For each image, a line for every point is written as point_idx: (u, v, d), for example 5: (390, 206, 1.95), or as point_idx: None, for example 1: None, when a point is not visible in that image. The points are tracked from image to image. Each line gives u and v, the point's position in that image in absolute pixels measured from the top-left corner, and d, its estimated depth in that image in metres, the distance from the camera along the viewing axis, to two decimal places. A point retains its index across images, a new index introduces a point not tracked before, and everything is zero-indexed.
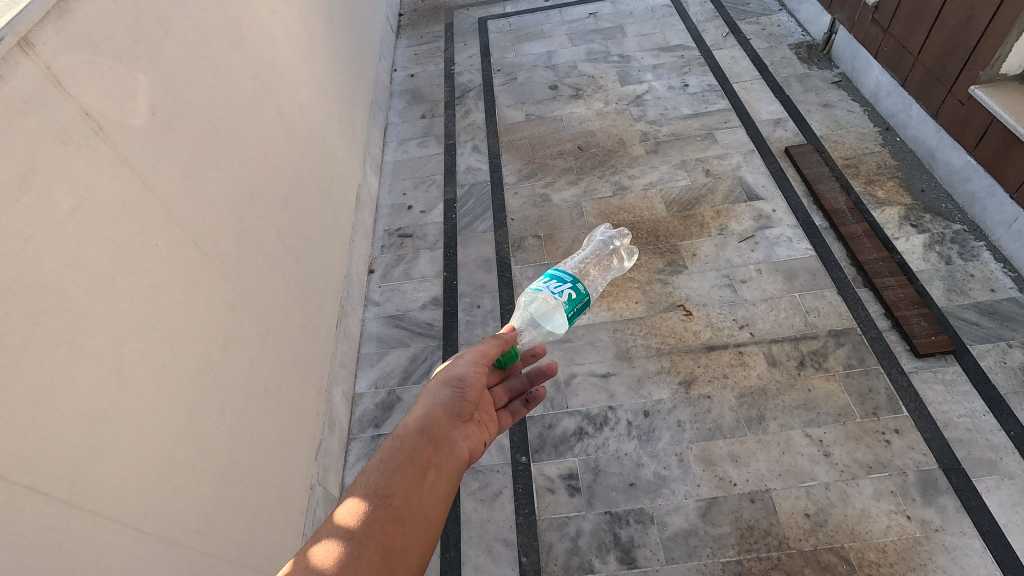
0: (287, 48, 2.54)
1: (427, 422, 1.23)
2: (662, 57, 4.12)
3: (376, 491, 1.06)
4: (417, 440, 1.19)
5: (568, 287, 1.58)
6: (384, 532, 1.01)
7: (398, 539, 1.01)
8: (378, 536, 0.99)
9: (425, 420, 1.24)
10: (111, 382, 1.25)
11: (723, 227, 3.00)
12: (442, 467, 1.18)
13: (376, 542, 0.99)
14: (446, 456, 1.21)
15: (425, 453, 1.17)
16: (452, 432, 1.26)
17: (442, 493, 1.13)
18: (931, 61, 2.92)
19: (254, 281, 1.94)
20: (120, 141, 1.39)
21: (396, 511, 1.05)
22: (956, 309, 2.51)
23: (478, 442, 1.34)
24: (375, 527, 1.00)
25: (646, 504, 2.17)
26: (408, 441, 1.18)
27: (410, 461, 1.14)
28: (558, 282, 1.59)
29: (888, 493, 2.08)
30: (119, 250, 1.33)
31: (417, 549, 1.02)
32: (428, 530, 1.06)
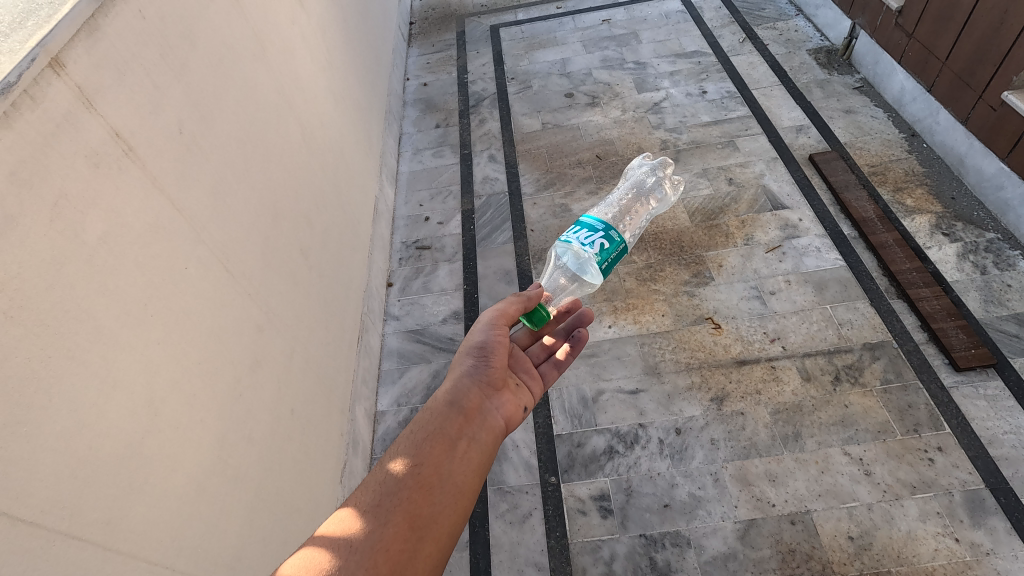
0: (307, 59, 2.49)
1: (458, 396, 1.35)
2: (678, 63, 4.07)
3: (407, 461, 1.18)
4: (447, 415, 1.31)
5: (600, 234, 1.55)
6: (412, 499, 1.11)
7: (428, 504, 1.12)
8: (409, 502, 1.10)
9: (455, 394, 1.36)
10: (144, 415, 1.19)
11: (749, 236, 2.94)
12: (473, 438, 1.28)
13: (405, 507, 1.09)
14: (478, 427, 1.32)
15: (455, 426, 1.29)
16: (483, 405, 1.37)
17: (472, 461, 1.24)
18: (960, 66, 2.87)
19: (280, 301, 1.88)
20: (150, 161, 1.34)
21: (426, 478, 1.16)
22: (994, 321, 2.44)
23: (516, 409, 1.44)
24: (405, 493, 1.12)
25: (682, 526, 2.10)
26: (440, 416, 1.31)
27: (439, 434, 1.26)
28: (590, 232, 1.55)
29: (934, 514, 2.01)
30: (150, 275, 1.28)
31: (447, 514, 1.12)
32: (458, 496, 1.16)
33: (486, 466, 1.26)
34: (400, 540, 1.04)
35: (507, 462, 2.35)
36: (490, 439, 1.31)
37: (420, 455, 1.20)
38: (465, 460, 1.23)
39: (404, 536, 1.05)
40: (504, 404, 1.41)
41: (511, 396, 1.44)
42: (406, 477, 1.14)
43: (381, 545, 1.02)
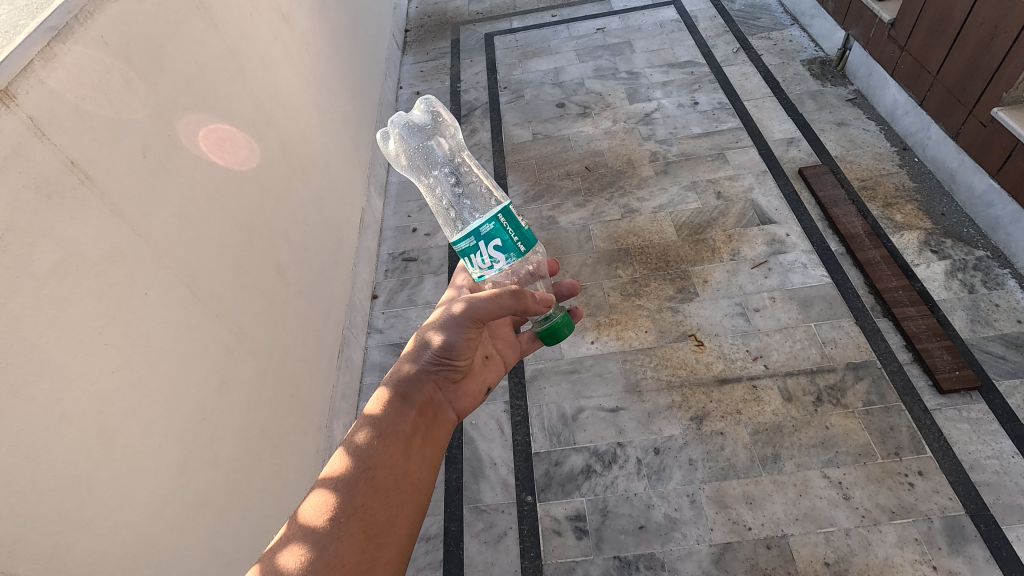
0: (289, 74, 2.49)
1: (411, 389, 1.30)
2: (671, 73, 4.04)
3: (359, 464, 1.15)
4: (400, 409, 1.26)
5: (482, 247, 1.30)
6: (368, 506, 1.09)
7: (384, 510, 1.11)
8: (364, 510, 1.09)
9: (409, 386, 1.30)
10: (96, 446, 1.20)
11: (735, 252, 2.91)
12: (426, 433, 1.27)
13: (362, 515, 1.08)
14: (430, 421, 1.31)
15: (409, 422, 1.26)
16: (436, 396, 1.35)
17: (426, 458, 1.24)
18: (952, 81, 2.82)
19: (253, 320, 1.88)
20: (109, 188, 1.34)
21: (380, 482, 1.14)
22: (980, 342, 2.41)
23: (466, 398, 1.43)
24: (359, 500, 1.10)
25: (657, 549, 2.08)
26: (394, 412, 1.25)
27: (393, 432, 1.22)
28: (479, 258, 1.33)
29: (912, 541, 1.98)
30: (106, 304, 1.28)
31: (403, 517, 1.13)
32: (413, 496, 1.17)
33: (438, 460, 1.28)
34: (357, 551, 1.03)
35: (484, 480, 2.34)
36: (440, 431, 1.32)
37: (372, 457, 1.17)
38: (419, 458, 1.23)
39: (362, 545, 1.05)
40: (458, 393, 1.40)
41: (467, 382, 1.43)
42: (360, 482, 1.12)
43: (338, 560, 1.01)
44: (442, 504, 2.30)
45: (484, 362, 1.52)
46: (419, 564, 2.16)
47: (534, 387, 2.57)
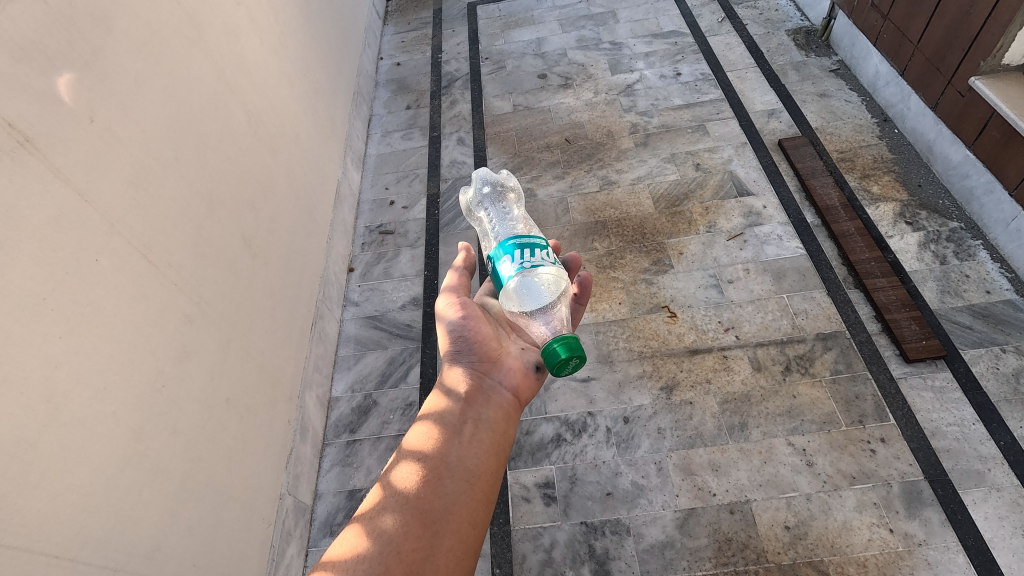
0: (255, 41, 2.44)
1: (454, 386, 1.35)
2: (655, 44, 3.97)
3: (411, 462, 1.19)
4: (445, 402, 1.32)
5: (552, 250, 1.42)
6: (420, 497, 1.12)
7: (438, 498, 1.13)
8: (418, 502, 1.12)
9: (448, 383, 1.37)
10: (42, 411, 1.21)
11: (712, 224, 2.90)
12: (478, 419, 1.29)
13: (414, 506, 1.11)
14: (481, 406, 1.32)
15: (455, 413, 1.29)
16: (483, 383, 1.36)
17: (482, 443, 1.25)
18: (932, 50, 2.79)
19: (216, 290, 1.87)
20: (51, 152, 1.32)
21: (433, 473, 1.17)
22: (949, 312, 2.43)
23: (520, 376, 1.42)
24: (412, 494, 1.13)
25: (622, 514, 2.12)
26: (441, 408, 1.31)
27: (441, 425, 1.27)
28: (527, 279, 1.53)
29: (871, 505, 2.03)
30: (50, 269, 1.27)
31: (463, 504, 1.13)
32: (470, 478, 1.18)
33: (500, 444, 1.27)
34: (415, 540, 1.06)
35: None
36: (497, 414, 1.32)
37: (423, 454, 1.21)
38: (472, 445, 1.24)
39: (420, 539, 1.06)
40: (507, 374, 1.40)
41: (511, 361, 1.43)
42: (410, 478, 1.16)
43: (392, 547, 1.04)
44: None
45: (527, 344, 1.51)
46: None
47: None
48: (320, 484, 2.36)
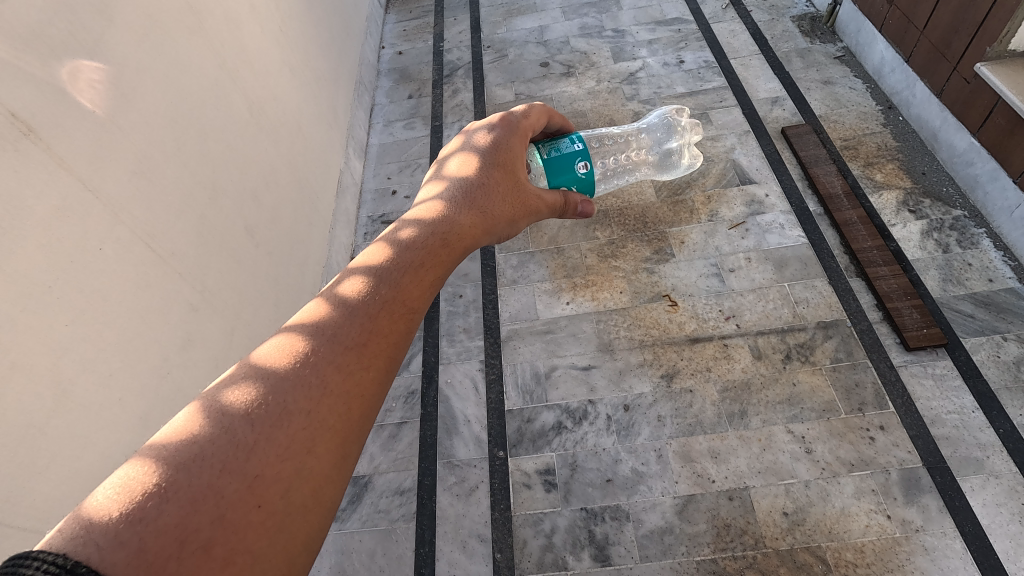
0: (255, 29, 2.44)
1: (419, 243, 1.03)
2: (658, 31, 3.94)
3: (352, 310, 0.83)
4: (415, 251, 1.00)
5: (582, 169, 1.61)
6: (352, 364, 0.77)
7: (374, 376, 0.79)
8: (349, 370, 0.77)
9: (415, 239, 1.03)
10: (50, 397, 1.24)
11: (714, 212, 2.89)
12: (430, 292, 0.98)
13: (342, 375, 0.76)
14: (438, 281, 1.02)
15: (427, 275, 0.97)
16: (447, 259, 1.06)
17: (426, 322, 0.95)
18: (937, 36, 2.76)
19: (220, 278, 1.89)
20: (55, 142, 1.33)
21: (374, 341, 0.82)
22: (951, 300, 2.42)
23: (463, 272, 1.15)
24: (342, 357, 0.77)
25: (623, 500, 2.15)
26: (401, 258, 0.97)
27: (401, 279, 0.92)
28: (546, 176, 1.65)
29: (869, 491, 2.04)
30: (55, 258, 1.29)
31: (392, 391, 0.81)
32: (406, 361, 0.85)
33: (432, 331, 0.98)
34: (324, 434, 0.70)
35: (457, 436, 2.39)
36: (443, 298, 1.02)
37: (372, 309, 0.85)
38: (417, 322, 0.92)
39: (332, 438, 0.71)
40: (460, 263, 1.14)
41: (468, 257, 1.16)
42: (342, 334, 0.79)
43: (303, 425, 0.69)
44: (416, 460, 2.36)
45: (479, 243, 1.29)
46: (392, 516, 2.23)
47: (509, 347, 2.61)
48: None
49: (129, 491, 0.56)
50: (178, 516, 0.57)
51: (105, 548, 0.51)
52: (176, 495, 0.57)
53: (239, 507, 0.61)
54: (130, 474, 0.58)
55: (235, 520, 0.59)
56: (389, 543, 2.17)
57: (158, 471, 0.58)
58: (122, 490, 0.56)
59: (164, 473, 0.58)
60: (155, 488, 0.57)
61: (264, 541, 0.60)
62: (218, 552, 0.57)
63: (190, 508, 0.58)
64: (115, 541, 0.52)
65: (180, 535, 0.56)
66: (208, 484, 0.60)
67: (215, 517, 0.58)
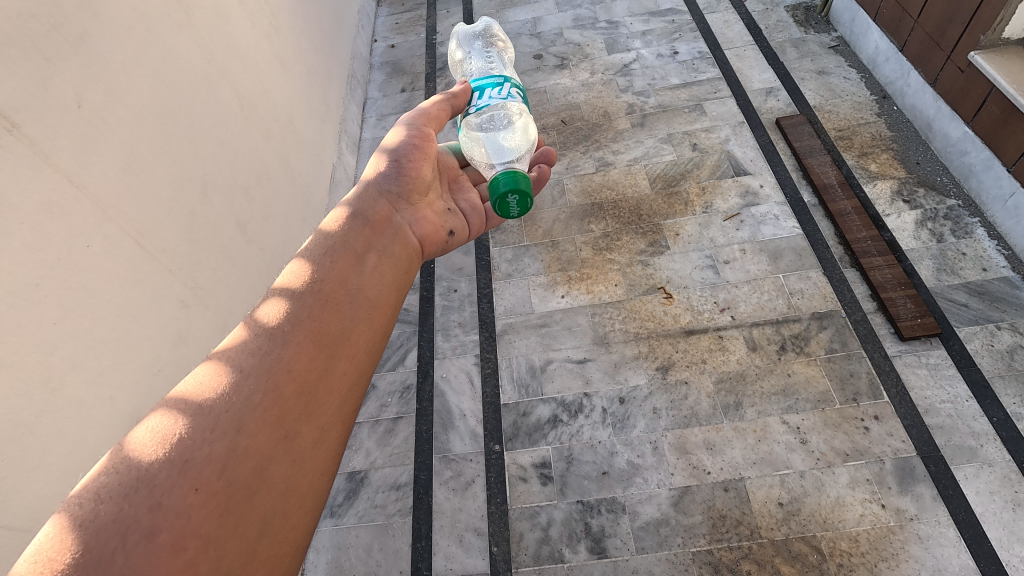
0: (244, 23, 2.41)
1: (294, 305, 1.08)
2: (652, 22, 3.91)
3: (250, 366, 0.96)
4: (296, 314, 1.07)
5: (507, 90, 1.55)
6: (249, 443, 0.88)
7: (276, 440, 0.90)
8: (239, 447, 0.87)
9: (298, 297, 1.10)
10: (39, 396, 1.23)
11: (708, 204, 2.89)
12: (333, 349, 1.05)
13: (232, 454, 0.86)
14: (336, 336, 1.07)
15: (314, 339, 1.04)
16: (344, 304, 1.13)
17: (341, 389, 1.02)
18: (932, 25, 2.75)
19: (212, 275, 1.88)
20: (40, 139, 1.32)
21: (275, 407, 0.93)
22: (945, 290, 2.42)
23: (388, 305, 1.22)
24: (226, 431, 0.87)
25: (619, 493, 2.15)
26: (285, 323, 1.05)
27: (292, 348, 1.01)
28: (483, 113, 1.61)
29: (863, 481, 2.05)
30: (41, 256, 1.28)
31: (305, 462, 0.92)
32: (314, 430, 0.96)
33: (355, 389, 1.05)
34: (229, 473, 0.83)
35: (453, 431, 2.39)
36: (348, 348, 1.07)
37: (273, 375, 0.96)
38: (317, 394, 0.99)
39: (217, 488, 0.82)
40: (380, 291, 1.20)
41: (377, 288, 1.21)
42: (236, 401, 0.91)
43: (189, 494, 0.80)
44: (412, 454, 2.35)
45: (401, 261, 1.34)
46: (388, 511, 2.23)
47: (504, 340, 2.60)
48: None
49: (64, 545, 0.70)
50: (108, 563, 0.71)
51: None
52: (97, 550, 0.71)
53: (154, 558, 0.73)
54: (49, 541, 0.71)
55: (157, 557, 0.73)
56: (386, 538, 2.17)
57: (62, 544, 0.71)
58: (35, 561, 0.69)
59: (72, 545, 0.70)
60: (62, 565, 0.68)
61: (185, 564, 0.74)
62: None
63: (96, 569, 0.70)
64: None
65: (110, 574, 0.70)
66: (125, 532, 0.74)
67: (113, 569, 0.71)
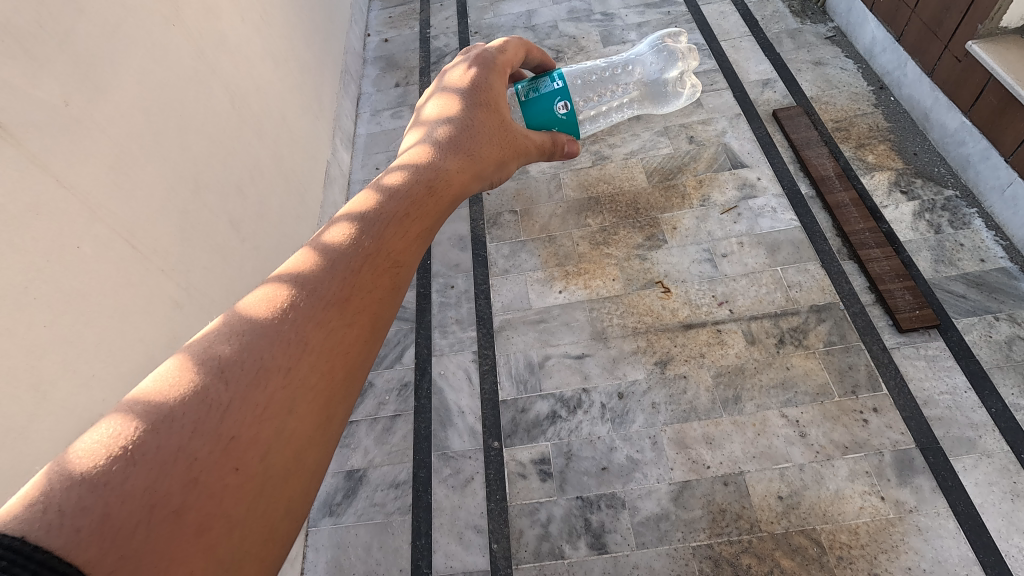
0: (235, 18, 2.38)
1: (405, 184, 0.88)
2: (647, 14, 3.88)
3: (361, 237, 0.73)
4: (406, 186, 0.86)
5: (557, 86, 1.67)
6: (345, 313, 0.64)
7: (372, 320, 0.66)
8: (335, 322, 0.63)
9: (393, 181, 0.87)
10: (30, 400, 1.21)
11: (705, 197, 2.87)
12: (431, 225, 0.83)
13: (334, 328, 0.63)
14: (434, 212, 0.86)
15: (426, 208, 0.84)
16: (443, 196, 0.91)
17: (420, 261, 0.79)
18: (929, 14, 2.73)
19: (206, 274, 1.86)
20: (27, 139, 1.30)
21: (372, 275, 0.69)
22: (943, 281, 2.42)
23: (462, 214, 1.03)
24: (325, 300, 0.64)
25: (618, 488, 2.15)
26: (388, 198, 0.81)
27: (389, 224, 0.77)
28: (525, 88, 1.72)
29: (862, 474, 2.05)
30: (30, 259, 1.26)
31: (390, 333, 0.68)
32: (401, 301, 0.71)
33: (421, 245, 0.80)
34: (312, 384, 0.58)
35: (451, 428, 2.38)
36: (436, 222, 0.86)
37: (369, 249, 0.72)
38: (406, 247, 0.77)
39: (317, 393, 0.58)
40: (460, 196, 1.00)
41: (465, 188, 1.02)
42: (326, 284, 0.65)
43: (285, 376, 0.57)
44: (410, 452, 2.34)
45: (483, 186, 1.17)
46: (387, 509, 2.22)
47: (501, 337, 2.59)
48: None
49: (78, 461, 0.44)
50: (150, 479, 0.46)
51: (65, 516, 0.40)
52: (149, 461, 0.46)
53: (217, 469, 0.49)
54: (90, 436, 0.46)
55: (210, 483, 0.48)
56: (385, 536, 2.16)
57: (112, 441, 0.46)
58: (64, 469, 0.43)
59: (129, 442, 0.46)
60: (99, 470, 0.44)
61: (244, 510, 0.49)
62: (190, 519, 0.46)
63: (157, 474, 0.46)
64: (77, 506, 0.42)
65: (149, 499, 0.45)
66: (179, 447, 0.48)
67: (187, 480, 0.47)
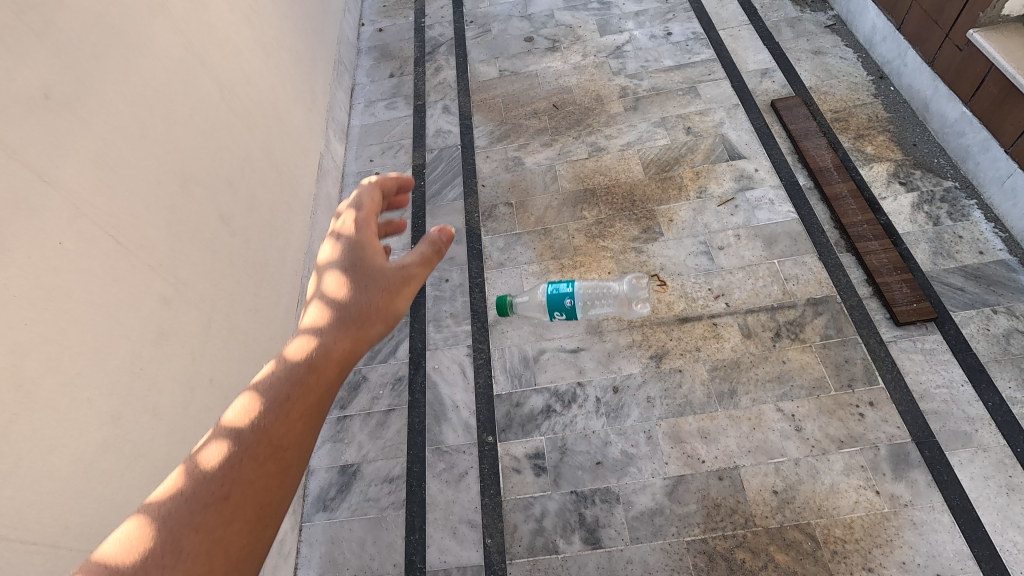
0: (224, 8, 2.34)
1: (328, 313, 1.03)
2: (645, 2, 3.82)
3: (269, 400, 0.89)
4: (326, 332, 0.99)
5: None
6: (270, 453, 0.85)
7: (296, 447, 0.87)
8: (268, 450, 0.85)
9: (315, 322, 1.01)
10: (11, 399, 1.19)
11: (702, 189, 2.84)
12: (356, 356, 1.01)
13: (266, 453, 0.84)
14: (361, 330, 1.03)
15: (344, 354, 0.98)
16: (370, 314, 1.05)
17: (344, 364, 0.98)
18: (930, 3, 2.69)
19: (195, 269, 1.83)
20: (7, 133, 1.27)
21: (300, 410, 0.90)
22: (941, 274, 2.40)
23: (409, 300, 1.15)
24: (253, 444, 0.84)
25: (612, 483, 2.14)
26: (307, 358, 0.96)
27: (304, 375, 0.93)
28: None
29: (857, 468, 2.04)
30: (10, 255, 1.23)
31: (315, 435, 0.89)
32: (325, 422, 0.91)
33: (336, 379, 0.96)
34: (251, 496, 0.81)
35: (446, 423, 2.37)
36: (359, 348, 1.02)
37: (299, 378, 0.93)
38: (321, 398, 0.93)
39: (250, 513, 0.80)
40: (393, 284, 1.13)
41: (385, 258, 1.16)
42: (264, 418, 0.86)
43: (223, 507, 0.78)
44: (405, 447, 2.33)
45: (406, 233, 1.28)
46: (381, 504, 2.21)
47: (496, 331, 2.57)
48: (313, 460, 2.35)
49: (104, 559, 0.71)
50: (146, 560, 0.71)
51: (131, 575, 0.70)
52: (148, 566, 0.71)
53: (216, 550, 0.75)
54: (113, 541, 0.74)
55: (216, 548, 0.75)
56: (379, 531, 2.16)
57: (131, 542, 0.74)
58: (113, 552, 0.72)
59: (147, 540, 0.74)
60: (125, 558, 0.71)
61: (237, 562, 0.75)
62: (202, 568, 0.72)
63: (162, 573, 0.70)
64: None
65: (157, 565, 0.71)
66: (170, 548, 0.73)
67: (198, 556, 0.73)
